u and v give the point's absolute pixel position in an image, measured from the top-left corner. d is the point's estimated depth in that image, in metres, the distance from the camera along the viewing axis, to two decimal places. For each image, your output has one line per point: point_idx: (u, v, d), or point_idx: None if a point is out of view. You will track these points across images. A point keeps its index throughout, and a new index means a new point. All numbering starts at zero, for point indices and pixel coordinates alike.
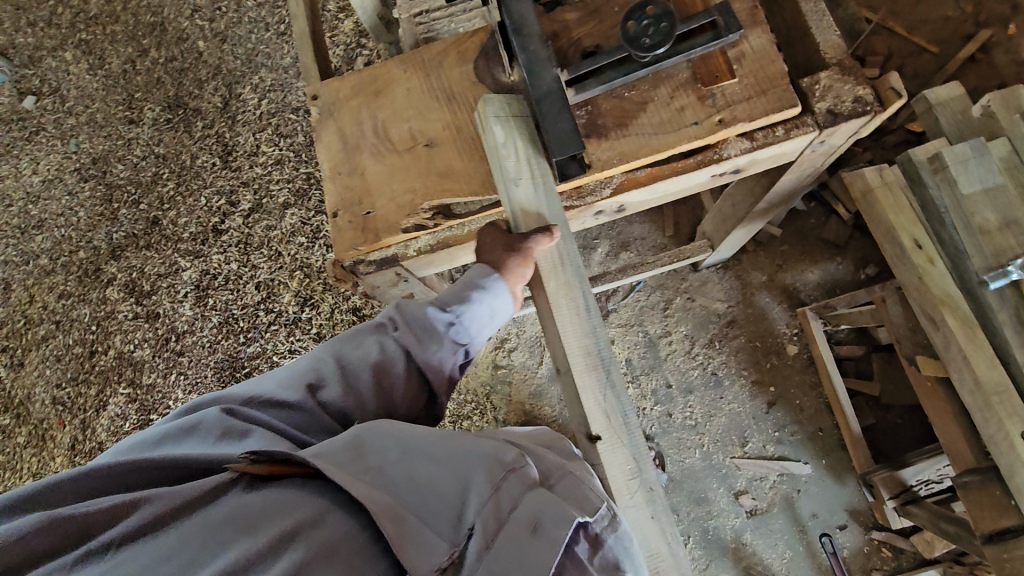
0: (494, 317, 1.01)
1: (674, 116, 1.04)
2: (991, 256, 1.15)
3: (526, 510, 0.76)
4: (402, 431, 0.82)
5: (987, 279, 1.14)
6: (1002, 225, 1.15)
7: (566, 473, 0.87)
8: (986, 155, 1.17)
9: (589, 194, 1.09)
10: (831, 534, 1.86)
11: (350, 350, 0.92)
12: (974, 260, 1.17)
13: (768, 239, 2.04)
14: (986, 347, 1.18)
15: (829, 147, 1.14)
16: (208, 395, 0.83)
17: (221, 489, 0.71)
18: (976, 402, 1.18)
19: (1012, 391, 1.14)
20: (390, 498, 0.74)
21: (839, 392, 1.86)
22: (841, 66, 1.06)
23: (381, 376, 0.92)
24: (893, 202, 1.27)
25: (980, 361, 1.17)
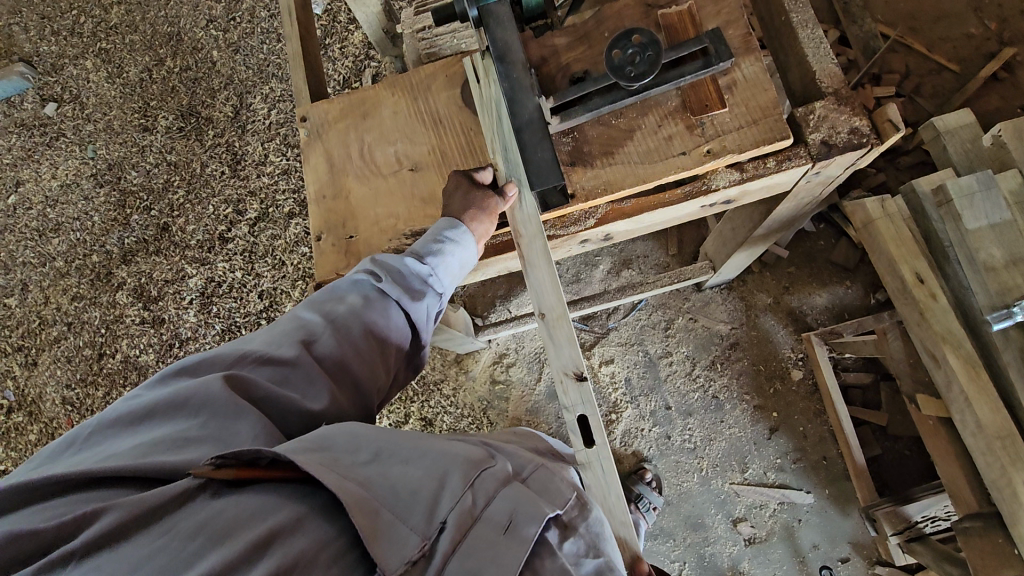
0: (464, 269, 1.02)
1: (661, 145, 1.02)
2: (996, 294, 1.09)
3: (502, 505, 0.75)
4: (376, 432, 0.81)
5: (991, 319, 1.10)
6: (1009, 262, 1.10)
7: (539, 469, 0.88)
8: (994, 188, 1.11)
9: (573, 224, 1.07)
10: (832, 566, 1.81)
11: (335, 305, 0.94)
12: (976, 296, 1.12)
13: (774, 260, 2.00)
14: (989, 387, 1.12)
15: (826, 177, 1.10)
16: (191, 357, 0.84)
17: (187, 495, 0.67)
18: (978, 444, 1.13)
19: (1017, 435, 1.08)
20: (365, 491, 0.72)
21: (844, 423, 1.79)
22: (837, 95, 1.02)
23: (370, 327, 0.94)
24: (896, 232, 1.22)
25: (982, 403, 1.12)
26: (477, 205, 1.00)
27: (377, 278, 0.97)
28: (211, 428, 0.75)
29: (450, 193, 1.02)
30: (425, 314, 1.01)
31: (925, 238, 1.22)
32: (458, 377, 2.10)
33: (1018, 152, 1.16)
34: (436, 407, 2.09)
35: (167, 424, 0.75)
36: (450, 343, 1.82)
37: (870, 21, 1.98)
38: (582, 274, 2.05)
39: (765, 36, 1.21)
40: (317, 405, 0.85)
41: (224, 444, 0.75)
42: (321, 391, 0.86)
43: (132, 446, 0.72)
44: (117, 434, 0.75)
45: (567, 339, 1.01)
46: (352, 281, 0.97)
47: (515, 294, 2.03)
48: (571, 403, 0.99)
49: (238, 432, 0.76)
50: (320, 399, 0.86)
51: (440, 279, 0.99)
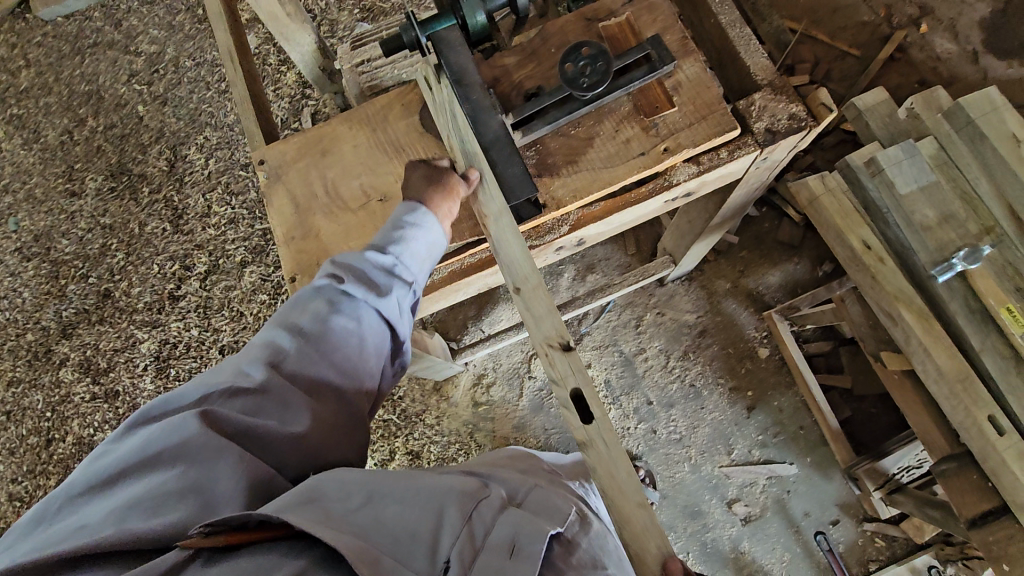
0: (431, 254, 1.00)
1: (621, 149, 1.06)
2: (938, 248, 1.20)
3: (503, 532, 0.74)
4: (366, 475, 0.78)
5: (936, 273, 1.19)
6: (942, 219, 1.21)
7: (533, 490, 0.88)
8: (917, 155, 1.22)
9: (548, 233, 1.09)
10: (825, 531, 1.88)
11: (298, 315, 0.89)
12: (918, 254, 1.22)
13: (727, 247, 2.10)
14: (943, 336, 1.21)
15: (771, 162, 1.17)
16: (156, 403, 0.80)
17: (176, 569, 0.65)
18: (942, 390, 1.21)
19: (973, 376, 1.17)
20: (361, 541, 0.70)
21: (814, 391, 1.89)
22: (772, 86, 1.10)
23: (341, 333, 0.89)
24: (838, 206, 1.31)
25: (940, 351, 1.20)
26: (434, 187, 0.99)
27: (338, 279, 0.91)
28: (189, 477, 0.71)
29: (409, 176, 1.02)
30: (399, 307, 0.96)
31: (864, 208, 1.32)
32: (440, 405, 2.07)
33: (931, 121, 1.28)
34: (421, 438, 2.05)
35: (140, 480, 0.71)
36: (429, 370, 1.80)
37: (777, 18, 2.14)
38: (549, 285, 2.08)
39: (697, 39, 1.29)
40: (299, 427, 0.82)
41: (208, 490, 0.72)
42: (301, 411, 0.83)
43: (108, 511, 0.68)
44: (86, 502, 0.70)
45: (547, 311, 0.91)
46: (313, 288, 0.92)
47: (487, 313, 2.03)
48: (563, 376, 0.87)
49: (220, 474, 0.73)
50: (301, 420, 0.83)
51: (406, 265, 0.95)
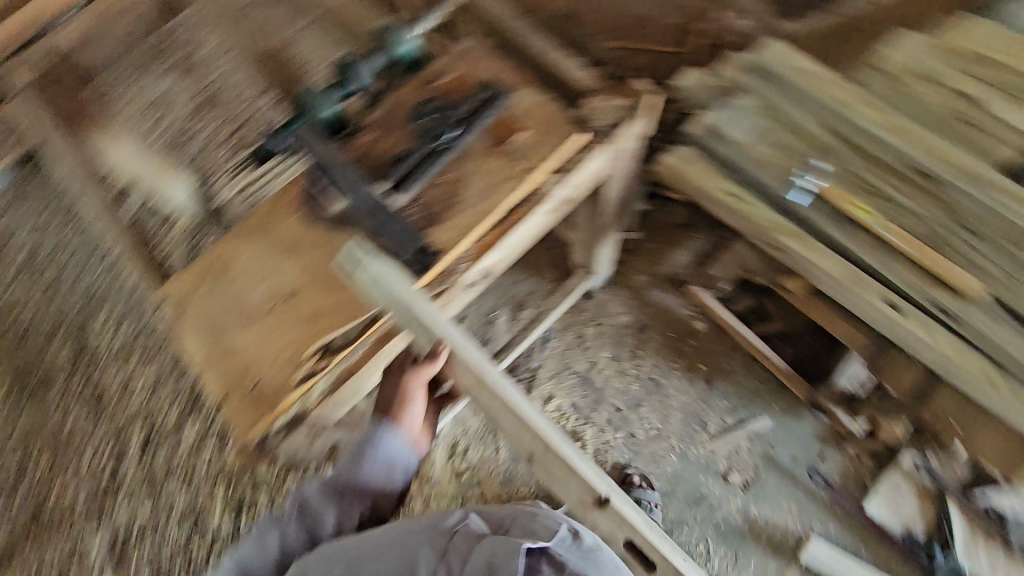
0: (387, 466, 1.20)
1: (490, 178, 1.15)
2: (785, 176, 1.34)
3: (478, 560, 0.82)
4: (350, 547, 0.92)
5: (787, 194, 1.32)
6: (781, 151, 1.37)
7: (517, 518, 0.94)
8: (739, 109, 1.40)
9: (454, 275, 1.13)
10: (818, 467, 1.91)
11: (269, 534, 1.10)
12: (769, 189, 1.35)
13: (633, 245, 2.24)
14: (822, 247, 1.29)
15: (628, 152, 1.26)
16: None
17: None
18: (842, 293, 1.29)
19: (861, 270, 1.27)
20: None
21: (754, 340, 2.01)
22: (598, 89, 1.24)
23: (297, 546, 1.08)
24: (694, 168, 1.41)
25: (826, 259, 1.27)
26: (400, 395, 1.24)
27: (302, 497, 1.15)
28: None
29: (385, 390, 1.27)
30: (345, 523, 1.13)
31: (718, 161, 1.41)
32: (423, 489, 2.00)
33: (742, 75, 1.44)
34: None
35: None
36: None
37: None
38: (488, 334, 2.13)
39: None
40: None
41: None
42: None
43: None
44: None
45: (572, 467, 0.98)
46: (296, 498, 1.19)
47: None
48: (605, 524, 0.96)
49: None
50: None
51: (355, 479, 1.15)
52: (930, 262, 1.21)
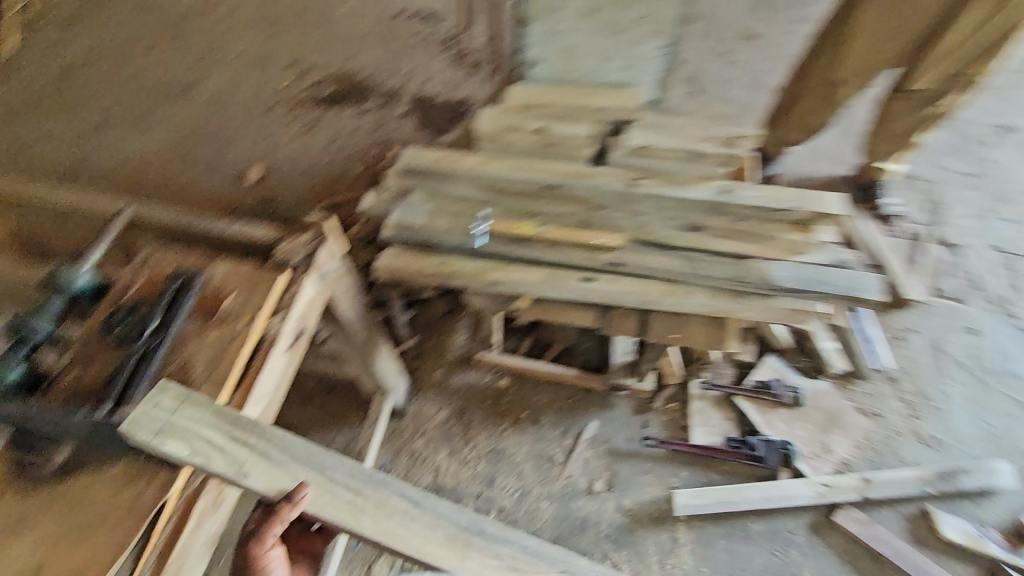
0: None
1: (214, 349, 1.16)
2: (466, 230, 1.60)
3: None
4: None
5: (476, 242, 1.58)
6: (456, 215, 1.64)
7: None
8: (410, 203, 1.65)
9: (216, 451, 1.08)
10: (646, 432, 2.17)
11: None
12: (458, 242, 1.59)
13: (415, 349, 2.37)
14: (519, 268, 1.59)
15: (334, 272, 1.41)
16: None
17: None
18: (553, 289, 1.58)
19: (554, 267, 1.58)
20: None
21: (545, 368, 2.23)
22: (281, 234, 1.36)
23: None
24: (404, 260, 1.62)
25: (526, 273, 1.58)
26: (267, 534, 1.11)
27: None
28: None
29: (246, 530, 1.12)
30: None
31: (420, 245, 1.63)
32: None
33: (404, 178, 1.69)
34: None
35: None
36: None
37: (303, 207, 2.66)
38: None
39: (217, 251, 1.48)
40: None
41: None
42: None
43: None
44: None
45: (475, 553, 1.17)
46: None
47: None
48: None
49: None
50: None
51: None
52: (595, 240, 1.56)
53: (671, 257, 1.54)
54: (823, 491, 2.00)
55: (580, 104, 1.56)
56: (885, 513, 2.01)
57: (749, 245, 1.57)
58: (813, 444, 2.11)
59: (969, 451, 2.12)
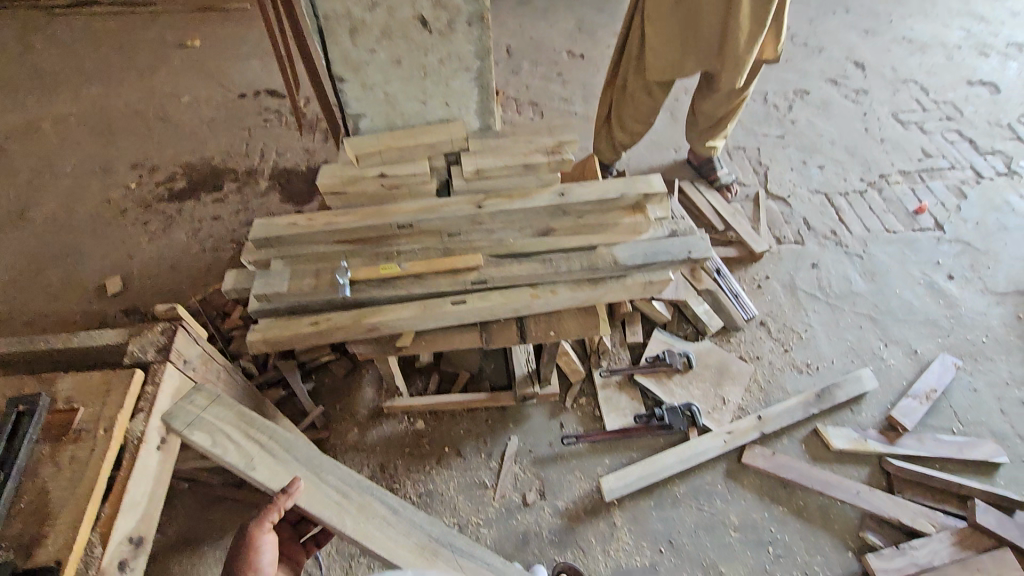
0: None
1: (73, 466, 1.10)
2: (330, 284, 1.60)
3: None
4: None
5: (342, 291, 1.58)
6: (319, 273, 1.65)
7: None
8: (269, 273, 1.64)
9: (92, 571, 1.01)
10: (564, 432, 2.26)
11: None
12: (326, 298, 1.60)
13: (324, 417, 2.32)
14: (394, 306, 1.63)
15: (199, 356, 1.38)
16: None
17: None
18: (430, 319, 1.64)
19: (426, 298, 1.64)
20: None
21: (456, 398, 2.27)
22: (131, 332, 1.31)
23: None
24: (278, 328, 1.61)
25: (402, 309, 1.63)
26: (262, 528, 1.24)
27: None
28: None
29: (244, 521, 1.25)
30: None
31: (290, 309, 1.63)
32: None
33: (259, 252, 1.71)
34: None
35: None
36: None
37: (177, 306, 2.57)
38: None
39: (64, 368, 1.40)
40: None
41: None
42: None
43: None
44: None
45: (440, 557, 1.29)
46: None
47: None
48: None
49: None
50: None
51: None
52: (456, 264, 1.63)
53: (528, 263, 1.66)
54: (728, 439, 2.17)
55: (408, 144, 1.64)
56: (785, 442, 2.21)
57: (594, 235, 1.72)
58: (711, 398, 2.30)
59: (838, 368, 2.40)
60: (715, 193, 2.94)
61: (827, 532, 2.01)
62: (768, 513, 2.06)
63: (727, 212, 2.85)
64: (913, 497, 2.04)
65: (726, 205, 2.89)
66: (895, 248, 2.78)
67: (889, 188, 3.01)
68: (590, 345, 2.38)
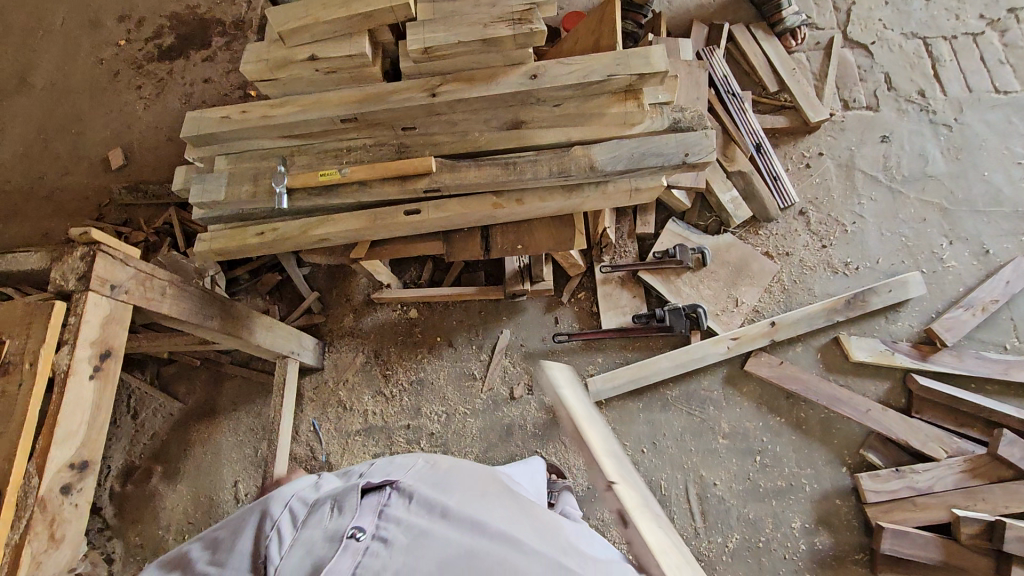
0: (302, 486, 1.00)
1: (6, 400, 1.13)
2: (269, 193, 1.44)
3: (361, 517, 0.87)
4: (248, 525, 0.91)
5: (280, 202, 1.42)
6: (259, 178, 1.48)
7: (431, 474, 1.01)
8: (206, 176, 1.48)
9: (33, 499, 1.09)
10: (558, 328, 2.16)
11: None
12: (266, 207, 1.45)
13: (321, 302, 2.32)
14: (342, 215, 1.47)
15: (130, 278, 1.32)
16: None
17: None
18: (382, 229, 1.47)
19: (375, 206, 1.45)
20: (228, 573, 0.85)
21: (446, 292, 2.17)
22: (52, 257, 1.25)
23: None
24: (224, 239, 1.50)
25: (350, 219, 1.46)
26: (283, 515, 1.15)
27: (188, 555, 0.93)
28: None
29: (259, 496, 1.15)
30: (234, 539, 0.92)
31: (236, 218, 1.51)
32: None
33: (198, 151, 1.54)
34: None
35: None
36: None
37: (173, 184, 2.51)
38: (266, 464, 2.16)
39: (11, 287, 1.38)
40: None
41: None
42: None
43: None
44: None
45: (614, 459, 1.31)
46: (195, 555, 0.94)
47: None
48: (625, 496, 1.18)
49: None
50: None
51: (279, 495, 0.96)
52: (406, 169, 1.39)
53: (488, 164, 1.39)
54: (732, 345, 2.00)
55: (339, 16, 1.32)
56: (799, 350, 2.01)
57: (574, 128, 1.41)
58: (722, 300, 2.08)
59: (882, 268, 2.07)
60: (774, 41, 2.35)
61: (824, 446, 1.90)
62: (762, 423, 1.95)
63: (786, 67, 2.30)
64: (932, 418, 1.86)
65: (786, 58, 2.32)
66: (999, 115, 2.20)
67: (1016, 28, 2.30)
68: (594, 236, 2.14)
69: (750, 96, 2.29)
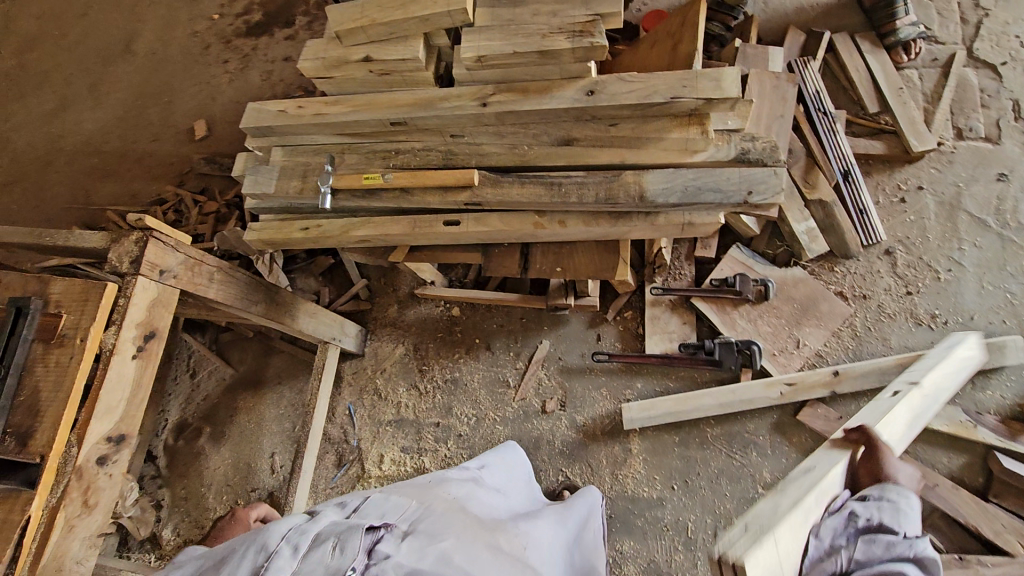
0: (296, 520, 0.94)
1: (57, 371, 1.19)
2: (315, 190, 1.45)
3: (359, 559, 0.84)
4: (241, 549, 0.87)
5: (324, 200, 1.43)
6: (308, 172, 1.49)
7: (430, 518, 0.98)
8: (260, 167, 1.51)
9: (69, 468, 1.17)
10: (599, 346, 2.08)
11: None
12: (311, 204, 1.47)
13: (368, 290, 2.36)
14: (382, 218, 1.45)
15: (178, 264, 1.38)
16: None
17: None
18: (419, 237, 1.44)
19: (415, 214, 1.43)
20: None
21: (488, 295, 2.14)
22: (111, 238, 1.31)
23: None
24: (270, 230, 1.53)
25: (389, 223, 1.44)
26: None
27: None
28: None
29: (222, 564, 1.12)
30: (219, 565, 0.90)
31: (285, 211, 1.53)
32: None
33: (257, 141, 1.58)
34: None
35: None
36: None
37: None
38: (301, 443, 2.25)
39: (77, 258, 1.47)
40: None
41: None
42: None
43: None
44: None
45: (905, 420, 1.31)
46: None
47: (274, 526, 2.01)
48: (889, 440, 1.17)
49: None
50: None
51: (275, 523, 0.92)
52: (449, 179, 1.35)
53: (531, 183, 1.32)
54: (786, 391, 1.84)
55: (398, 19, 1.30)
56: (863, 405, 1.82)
57: (628, 150, 1.31)
58: (782, 339, 1.91)
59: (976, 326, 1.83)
60: (881, 54, 2.09)
61: None
62: None
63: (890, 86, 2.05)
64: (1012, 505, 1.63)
65: (892, 75, 2.07)
66: None
67: None
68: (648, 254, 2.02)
69: (844, 116, 2.06)
